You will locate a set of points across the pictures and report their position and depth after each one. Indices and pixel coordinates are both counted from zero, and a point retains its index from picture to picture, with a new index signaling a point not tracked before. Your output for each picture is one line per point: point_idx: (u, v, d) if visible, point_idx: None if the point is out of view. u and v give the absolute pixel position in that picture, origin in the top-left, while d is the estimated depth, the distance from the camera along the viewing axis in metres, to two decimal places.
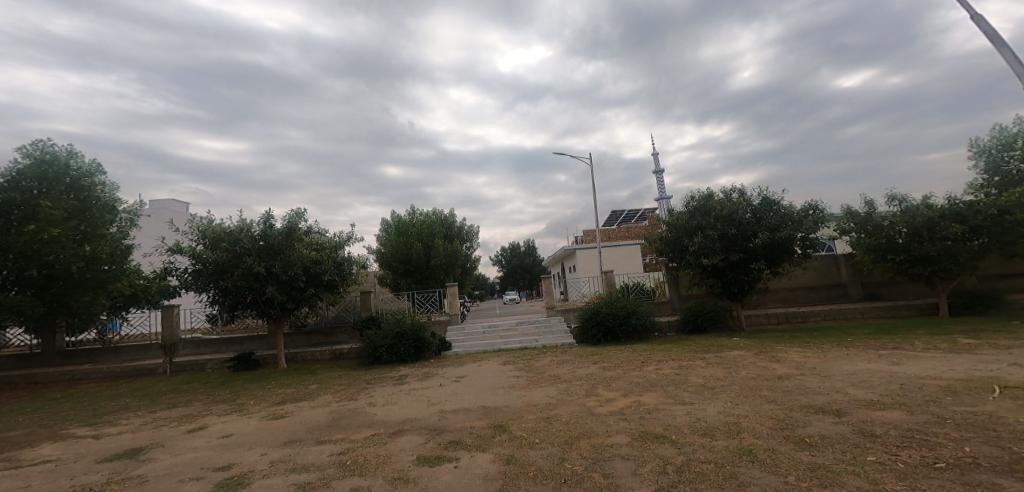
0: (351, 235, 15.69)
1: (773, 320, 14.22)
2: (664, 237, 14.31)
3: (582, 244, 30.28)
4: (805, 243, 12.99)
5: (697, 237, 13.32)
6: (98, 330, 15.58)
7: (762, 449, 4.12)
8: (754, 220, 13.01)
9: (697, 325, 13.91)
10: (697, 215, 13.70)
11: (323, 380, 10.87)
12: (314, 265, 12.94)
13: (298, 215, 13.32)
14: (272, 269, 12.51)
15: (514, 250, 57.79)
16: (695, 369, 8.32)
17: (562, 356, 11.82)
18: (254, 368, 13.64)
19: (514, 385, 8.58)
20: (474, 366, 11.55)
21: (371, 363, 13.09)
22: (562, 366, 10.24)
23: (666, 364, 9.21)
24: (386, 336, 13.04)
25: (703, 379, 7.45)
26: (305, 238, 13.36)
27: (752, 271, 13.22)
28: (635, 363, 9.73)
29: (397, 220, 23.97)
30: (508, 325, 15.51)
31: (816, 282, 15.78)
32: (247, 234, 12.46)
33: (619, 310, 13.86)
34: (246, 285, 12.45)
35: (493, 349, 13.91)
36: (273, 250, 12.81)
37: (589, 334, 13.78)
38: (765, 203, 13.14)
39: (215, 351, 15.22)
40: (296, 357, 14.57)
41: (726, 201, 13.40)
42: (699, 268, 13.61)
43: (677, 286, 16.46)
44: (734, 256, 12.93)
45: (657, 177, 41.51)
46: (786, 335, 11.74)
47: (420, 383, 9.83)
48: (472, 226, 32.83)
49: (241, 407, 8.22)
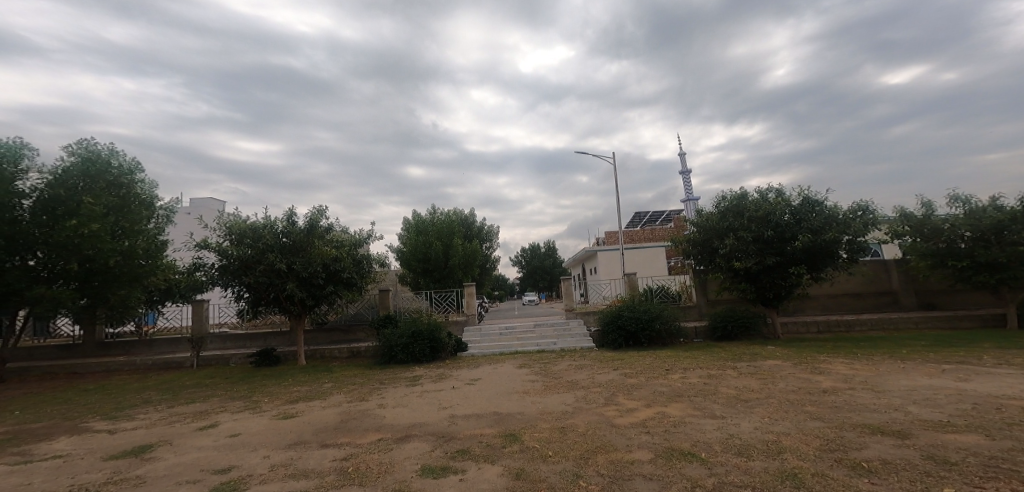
0: (371, 233, 15.63)
1: (813, 328, 13.31)
2: (693, 238, 13.60)
3: (604, 245, 29.58)
4: (850, 246, 12.04)
5: (729, 239, 12.54)
6: (137, 322, 16.00)
7: (809, 474, 3.58)
8: (794, 221, 12.16)
9: (727, 332, 13.13)
10: (730, 215, 12.93)
11: (338, 379, 10.74)
12: (333, 262, 12.93)
13: (320, 212, 13.31)
14: (293, 266, 12.48)
15: (536, 251, 57.30)
16: (725, 379, 7.72)
17: (581, 361, 11.34)
18: (274, 364, 13.69)
19: (530, 390, 8.17)
20: (490, 369, 11.20)
21: (387, 363, 12.92)
22: (581, 371, 9.77)
23: (693, 372, 8.62)
24: (402, 336, 12.85)
25: (734, 390, 6.86)
26: (326, 236, 13.33)
27: (790, 276, 12.37)
28: (659, 370, 9.17)
29: (417, 219, 23.95)
30: (526, 327, 15.11)
31: (861, 289, 14.72)
32: (270, 231, 12.47)
33: (642, 314, 13.23)
34: (268, 282, 12.47)
35: (510, 351, 13.54)
36: (294, 247, 12.80)
37: (610, 338, 13.21)
38: (806, 203, 12.27)
39: (239, 346, 15.38)
40: (315, 354, 14.57)
41: (761, 201, 12.60)
42: (731, 271, 12.84)
43: (705, 290, 15.69)
44: (771, 259, 12.11)
45: (683, 177, 40.27)
46: (827, 345, 10.91)
47: (434, 385, 9.54)
48: (492, 226, 32.59)
49: (254, 405, 8.10)
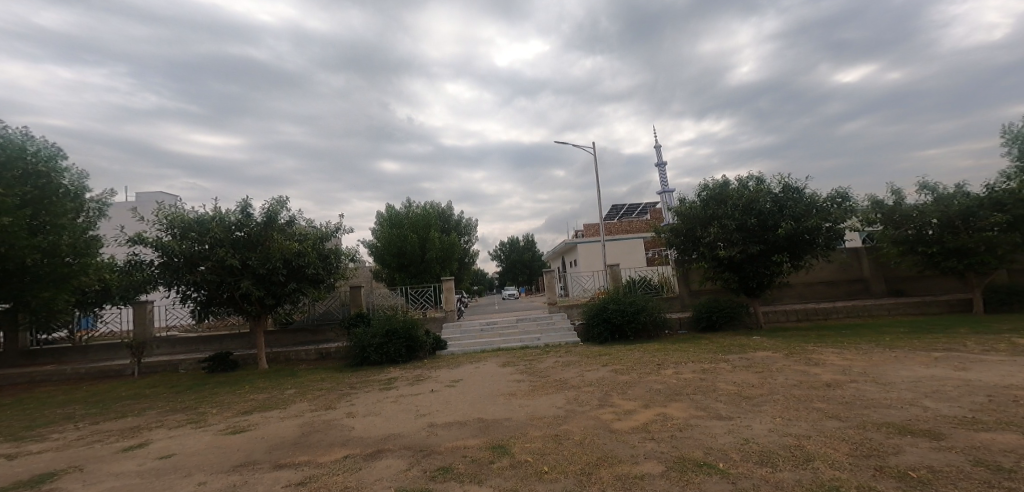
0: (339, 226, 14.66)
1: (794, 317, 13.28)
2: (675, 228, 13.34)
3: (583, 238, 29.25)
4: (831, 234, 11.93)
5: (713, 227, 12.31)
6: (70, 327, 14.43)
7: (853, 487, 3.09)
8: (776, 209, 11.98)
9: (711, 322, 12.92)
10: (713, 203, 12.69)
11: (303, 384, 9.84)
12: (296, 258, 11.91)
13: (279, 204, 12.27)
14: (248, 262, 11.42)
15: (513, 245, 56.70)
16: (721, 373, 7.31)
17: (566, 357, 10.82)
18: (232, 369, 12.60)
19: (516, 393, 7.54)
20: (470, 368, 10.54)
21: (359, 365, 12.03)
22: (569, 368, 9.23)
23: (687, 367, 8.20)
24: (375, 335, 12.01)
25: (734, 385, 6.44)
26: (287, 230, 12.31)
27: (772, 265, 12.22)
28: (649, 365, 8.74)
29: (391, 212, 22.92)
30: (508, 323, 14.47)
31: (837, 277, 14.82)
32: (222, 223, 11.32)
33: (627, 306, 12.85)
34: (220, 279, 11.39)
35: (491, 348, 12.91)
36: (251, 241, 11.76)
37: (596, 332, 12.79)
38: (787, 190, 12.11)
39: (191, 350, 14.21)
40: (279, 357, 13.54)
41: (743, 190, 12.38)
42: (714, 261, 12.62)
43: (687, 280, 15.48)
44: (755, 248, 11.91)
45: (659, 169, 40.42)
46: (811, 334, 10.78)
47: (409, 388, 8.80)
48: (470, 220, 31.80)
49: (199, 418, 7.16)
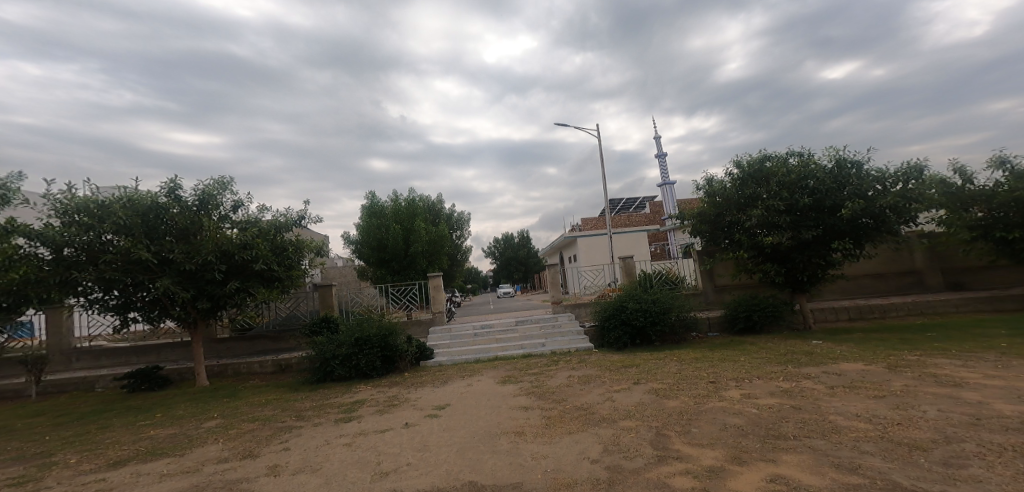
0: (303, 214, 12.38)
1: (845, 316, 11.14)
2: (703, 213, 11.25)
3: (584, 230, 27.09)
4: (903, 216, 9.76)
5: (755, 210, 10.20)
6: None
7: None
8: (835, 186, 9.84)
9: (751, 323, 10.77)
10: (752, 182, 10.57)
11: (236, 412, 7.45)
12: (239, 251, 9.63)
13: (220, 186, 10.03)
14: (169, 254, 9.05)
15: (507, 241, 54.44)
16: (818, 398, 5.11)
17: (582, 371, 8.61)
18: (161, 388, 10.18)
19: (524, 431, 5.30)
20: (460, 386, 8.27)
21: (322, 381, 9.63)
22: (590, 393, 6.98)
23: (757, 386, 5.99)
24: (342, 345, 9.63)
25: (863, 421, 4.22)
26: (226, 216, 10.06)
27: (828, 254, 10.13)
28: (700, 384, 6.52)
29: (374, 200, 20.48)
30: (506, 325, 12.13)
31: (887, 268, 12.79)
32: (136, 207, 8.94)
33: (651, 304, 10.66)
34: (132, 277, 9.00)
35: (487, 357, 10.60)
36: (177, 229, 9.44)
37: (613, 336, 10.64)
38: (842, 164, 9.99)
39: (120, 363, 12.03)
40: (227, 371, 11.14)
41: (789, 166, 10.27)
42: (755, 250, 10.49)
43: (712, 274, 13.34)
44: (809, 233, 9.79)
45: (660, 160, 38.32)
46: (889, 337, 8.64)
47: (376, 419, 6.48)
48: (462, 213, 29.55)
49: (45, 478, 4.77)
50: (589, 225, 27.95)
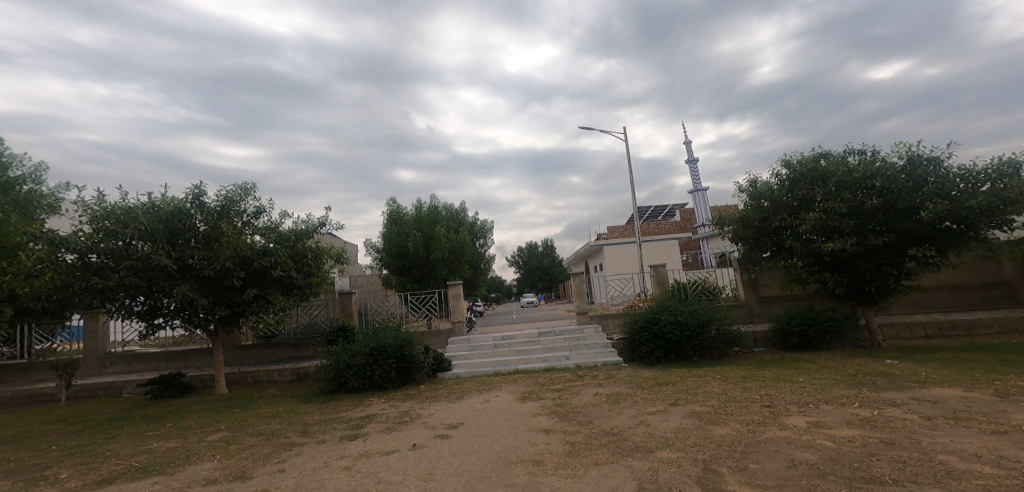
0: (323, 221, 12.16)
1: (918, 333, 9.81)
2: (746, 217, 10.31)
3: (611, 239, 26.08)
4: (994, 219, 8.49)
5: (811, 213, 9.11)
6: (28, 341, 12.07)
7: None
8: (911, 185, 8.69)
9: (807, 340, 9.59)
10: (805, 182, 9.51)
11: (243, 424, 7.05)
12: (258, 257, 9.39)
13: (244, 191, 9.87)
14: (189, 260, 8.86)
15: (534, 250, 53.68)
16: (913, 431, 4.14)
17: (612, 388, 7.76)
18: (182, 395, 10.02)
19: (546, 460, 4.57)
20: (479, 401, 7.62)
21: (338, 393, 9.19)
22: (621, 415, 6.15)
23: (826, 414, 5.02)
24: (357, 355, 9.17)
25: (987, 467, 3.26)
26: (247, 221, 9.86)
27: (902, 262, 8.89)
28: (753, 409, 5.58)
29: (396, 208, 20.33)
30: (528, 336, 11.39)
31: (961, 279, 11.28)
32: (159, 212, 8.78)
33: (687, 316, 9.66)
34: (153, 283, 8.86)
35: (508, 370, 9.88)
36: (199, 235, 9.27)
37: (644, 351, 9.72)
38: (918, 161, 8.82)
39: (150, 369, 12.04)
40: (245, 379, 10.92)
41: (853, 164, 9.16)
42: (811, 258, 9.38)
43: (755, 285, 12.17)
44: (879, 239, 8.63)
45: (692, 166, 36.85)
46: (981, 359, 7.37)
47: (384, 439, 5.88)
48: (486, 222, 29.11)
49: None
50: (616, 234, 26.88)
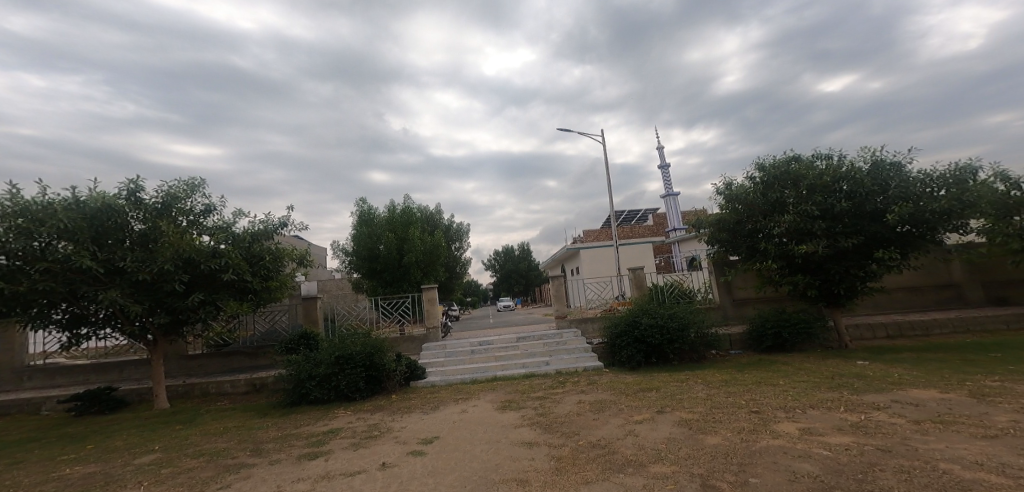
0: (286, 221, 11.40)
1: (884, 333, 10.05)
2: (721, 220, 10.33)
3: (587, 242, 26.05)
4: (953, 222, 8.79)
5: (785, 216, 9.16)
6: None
7: None
8: (877, 189, 8.88)
9: (781, 341, 9.64)
10: (778, 185, 9.56)
11: (186, 443, 6.31)
12: (204, 260, 8.66)
13: (189, 188, 9.16)
14: (120, 263, 8.07)
15: (507, 254, 53.40)
16: (907, 437, 4.00)
17: (593, 396, 7.45)
18: (116, 411, 9.05)
19: (531, 478, 4.19)
20: (454, 412, 7.15)
21: (298, 405, 8.49)
22: (605, 426, 5.84)
23: (816, 419, 4.85)
24: (321, 364, 8.50)
25: (994, 476, 3.10)
26: (190, 220, 9.16)
27: (867, 264, 9.09)
28: (741, 415, 5.38)
29: (366, 209, 19.53)
30: (506, 342, 10.98)
31: (922, 282, 11.68)
32: (86, 209, 7.96)
33: (667, 319, 9.53)
34: (76, 289, 8.01)
35: (485, 377, 9.43)
36: (135, 235, 8.55)
37: (625, 355, 9.52)
38: (884, 165, 9.02)
39: (79, 382, 10.90)
40: (194, 391, 10.01)
41: (823, 168, 9.31)
42: (784, 260, 9.45)
43: (730, 287, 12.25)
44: (849, 241, 8.76)
45: (664, 172, 37.53)
46: (949, 359, 7.50)
47: (348, 457, 5.34)
48: (461, 225, 28.57)
49: None
50: (592, 237, 26.92)
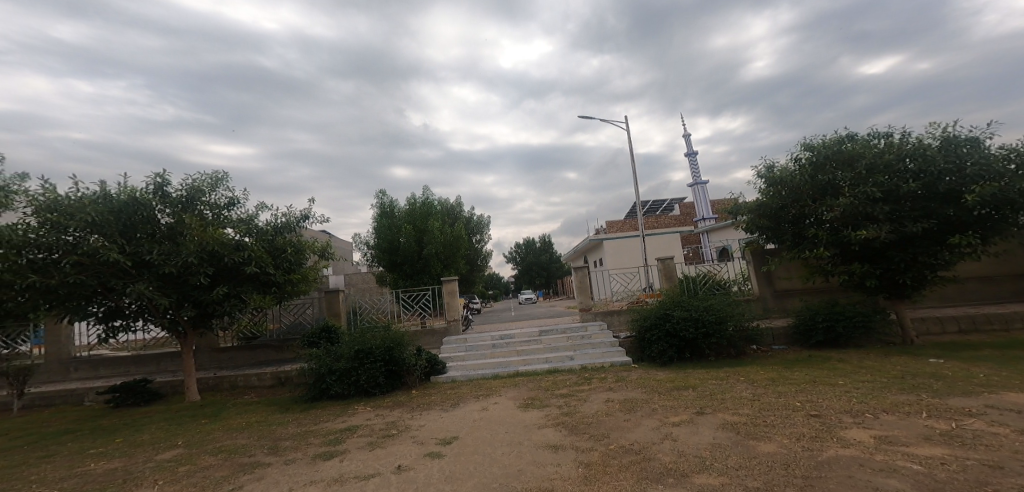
0: (307, 214, 11.30)
1: (955, 328, 9.17)
2: (763, 205, 9.54)
3: (612, 232, 25.24)
4: None
5: (841, 199, 8.33)
6: None
7: None
8: (952, 167, 7.92)
9: (835, 336, 8.82)
10: (830, 165, 8.73)
11: (205, 438, 6.16)
12: (229, 254, 8.51)
13: (214, 182, 9.11)
14: (147, 256, 7.98)
15: (531, 246, 52.82)
16: (1016, 452, 3.32)
17: (623, 394, 6.91)
18: (148, 403, 9.12)
19: (556, 488, 3.73)
20: (475, 409, 6.77)
21: (320, 400, 8.30)
22: (639, 428, 5.32)
23: (893, 427, 4.34)
24: (340, 358, 8.29)
25: None
26: (213, 213, 9.09)
27: (939, 251, 8.18)
28: (798, 420, 4.86)
29: (386, 202, 19.40)
30: (529, 335, 10.54)
31: (992, 270, 10.52)
32: (113, 203, 7.90)
33: (703, 312, 8.84)
34: (105, 282, 8.02)
35: (507, 373, 9.02)
36: (163, 229, 8.48)
37: (656, 350, 8.91)
38: (960, 141, 8.02)
39: (118, 374, 11.13)
40: (221, 384, 10.04)
41: (884, 147, 8.41)
42: (840, 247, 8.64)
43: (770, 278, 11.40)
44: (917, 226, 7.88)
45: (692, 159, 36.08)
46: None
47: (363, 459, 5.02)
48: (483, 217, 28.21)
49: None
50: (617, 227, 26.10)
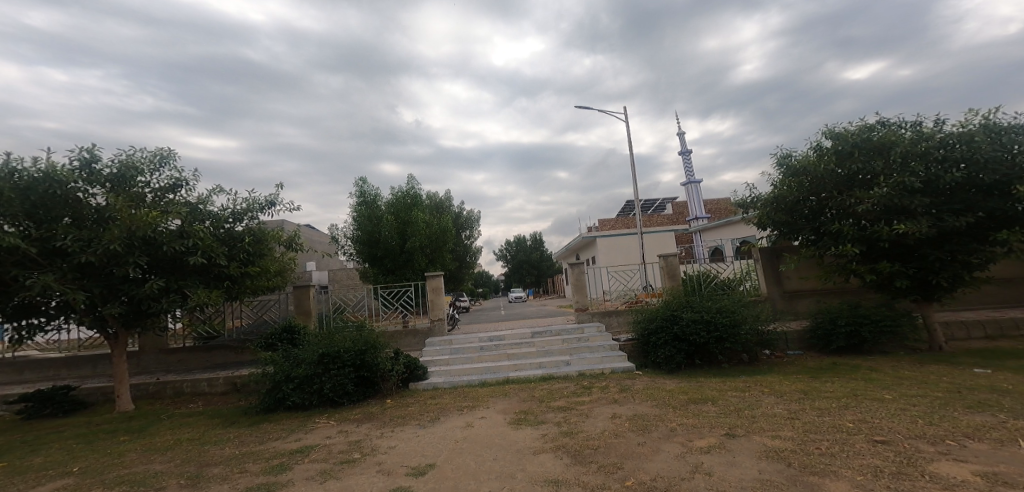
0: (272, 199, 10.05)
1: (984, 334, 8.46)
2: (780, 197, 8.64)
3: (605, 230, 24.32)
4: None
5: (874, 190, 7.46)
6: None
7: None
8: (998, 156, 7.15)
9: (859, 342, 7.96)
10: (858, 154, 7.79)
11: (114, 463, 4.93)
12: (169, 241, 7.23)
13: (157, 160, 7.83)
14: (61, 243, 6.64)
15: (520, 244, 51.74)
16: None
17: (631, 408, 5.88)
18: (70, 414, 7.78)
19: None
20: (456, 426, 5.66)
21: (276, 412, 7.10)
22: (658, 456, 4.27)
23: (996, 461, 3.47)
24: (301, 364, 7.09)
25: None
26: (152, 196, 7.81)
27: (980, 248, 7.43)
28: (862, 448, 3.92)
29: (367, 191, 18.08)
30: (519, 337, 9.45)
31: (1017, 273, 9.80)
32: (20, 178, 6.55)
33: (715, 314, 7.86)
34: (7, 273, 6.68)
35: (494, 380, 7.93)
36: (90, 211, 7.15)
37: (663, 355, 7.92)
38: (1005, 127, 7.24)
39: (48, 378, 9.73)
40: (164, 391, 8.74)
41: (921, 134, 7.57)
42: (868, 244, 7.81)
43: (781, 277, 10.53)
44: (958, 220, 7.11)
45: (685, 158, 35.43)
46: None
47: None
48: (471, 212, 27.06)
49: None
50: (609, 225, 25.22)
